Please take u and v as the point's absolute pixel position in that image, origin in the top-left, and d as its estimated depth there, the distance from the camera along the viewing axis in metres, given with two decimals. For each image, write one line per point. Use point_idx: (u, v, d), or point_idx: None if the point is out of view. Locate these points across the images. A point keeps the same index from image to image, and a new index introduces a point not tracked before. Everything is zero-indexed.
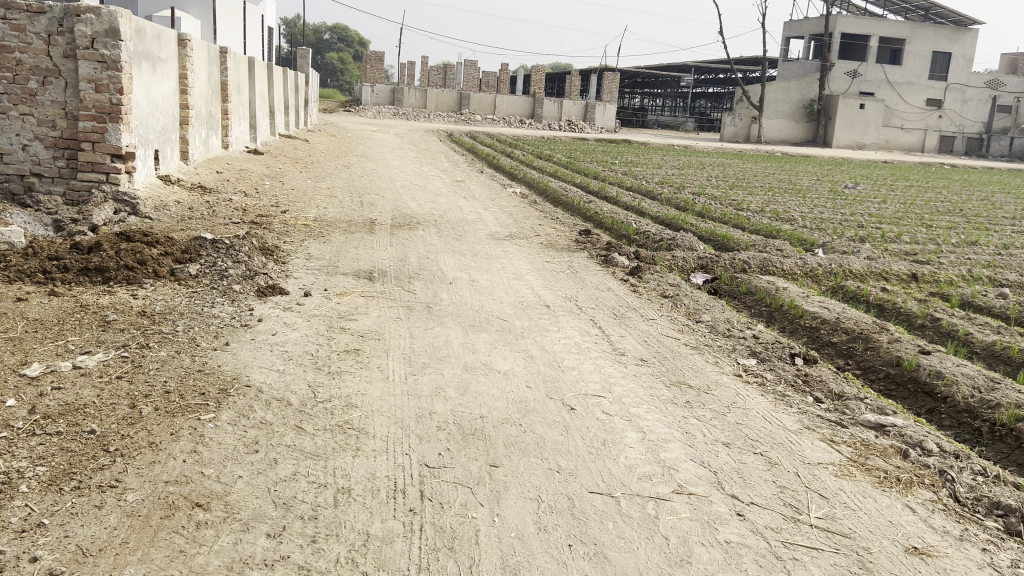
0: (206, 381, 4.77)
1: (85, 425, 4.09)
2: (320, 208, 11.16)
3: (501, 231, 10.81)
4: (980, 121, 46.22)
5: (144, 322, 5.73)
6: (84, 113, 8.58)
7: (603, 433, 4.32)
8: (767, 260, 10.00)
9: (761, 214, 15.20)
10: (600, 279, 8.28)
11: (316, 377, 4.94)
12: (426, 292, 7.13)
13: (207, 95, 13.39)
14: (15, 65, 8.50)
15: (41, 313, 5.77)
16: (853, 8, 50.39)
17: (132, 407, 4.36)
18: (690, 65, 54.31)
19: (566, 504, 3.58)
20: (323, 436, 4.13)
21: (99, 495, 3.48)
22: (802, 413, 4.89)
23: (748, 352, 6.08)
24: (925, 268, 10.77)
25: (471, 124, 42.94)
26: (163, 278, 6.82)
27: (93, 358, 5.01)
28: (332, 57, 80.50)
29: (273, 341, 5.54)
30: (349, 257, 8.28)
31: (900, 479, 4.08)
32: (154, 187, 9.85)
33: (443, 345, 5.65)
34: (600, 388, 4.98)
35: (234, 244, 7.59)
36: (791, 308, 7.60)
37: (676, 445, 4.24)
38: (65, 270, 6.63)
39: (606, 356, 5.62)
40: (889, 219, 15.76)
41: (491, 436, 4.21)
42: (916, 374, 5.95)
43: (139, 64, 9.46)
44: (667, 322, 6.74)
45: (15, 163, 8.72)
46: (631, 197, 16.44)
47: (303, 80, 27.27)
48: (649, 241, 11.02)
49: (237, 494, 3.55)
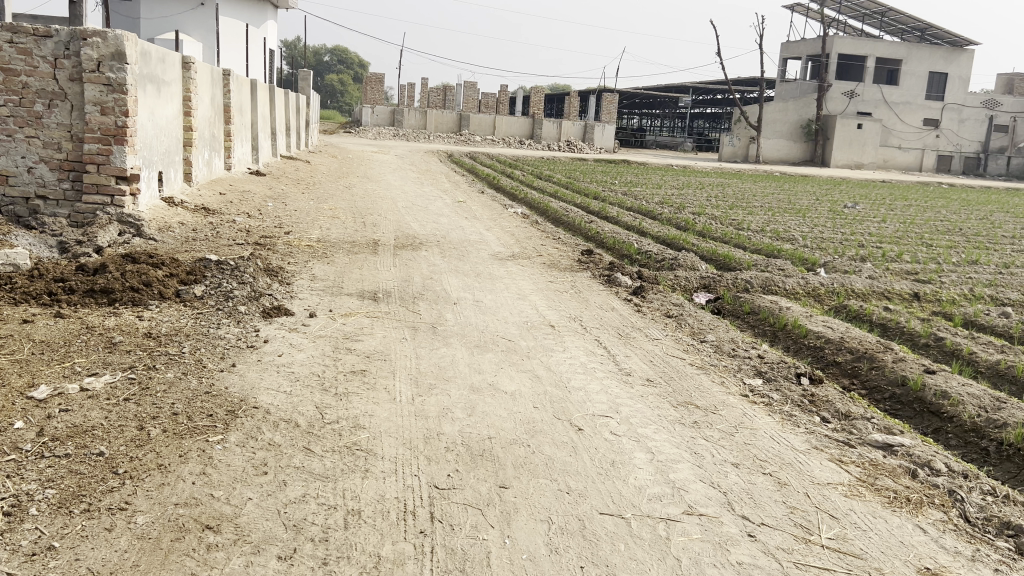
0: (214, 403, 4.76)
1: (94, 447, 4.09)
2: (323, 228, 11.21)
3: (503, 251, 10.83)
4: (978, 140, 46.65)
5: (151, 344, 5.74)
6: (90, 135, 8.64)
7: (612, 454, 4.32)
8: (770, 280, 10.03)
9: (762, 233, 15.25)
10: (604, 298, 8.30)
11: (323, 398, 4.92)
12: (431, 312, 7.14)
13: (211, 118, 13.47)
14: (22, 88, 8.57)
15: (48, 335, 5.78)
16: (850, 29, 50.71)
17: (139, 429, 4.36)
18: (688, 86, 54.70)
19: (577, 525, 3.57)
20: (332, 457, 4.13)
21: (109, 517, 3.48)
22: (809, 433, 4.89)
23: (754, 371, 6.09)
24: (927, 287, 10.80)
25: (470, 145, 43.16)
26: (168, 299, 6.83)
27: (100, 380, 5.01)
28: (332, 78, 81.56)
29: (279, 362, 5.56)
30: (354, 277, 8.30)
31: (911, 499, 4.07)
32: (157, 209, 9.87)
33: (449, 365, 5.66)
34: (608, 408, 4.98)
35: (239, 265, 7.62)
36: (795, 327, 7.61)
37: (685, 465, 4.24)
38: (70, 291, 6.65)
39: (613, 376, 5.63)
40: (889, 238, 15.80)
41: (499, 457, 4.21)
42: (923, 394, 5.95)
43: (143, 87, 9.54)
44: (672, 341, 6.75)
45: (21, 186, 8.77)
46: (632, 217, 16.49)
47: (305, 102, 27.47)
48: (651, 261, 11.08)
49: (247, 516, 3.54)
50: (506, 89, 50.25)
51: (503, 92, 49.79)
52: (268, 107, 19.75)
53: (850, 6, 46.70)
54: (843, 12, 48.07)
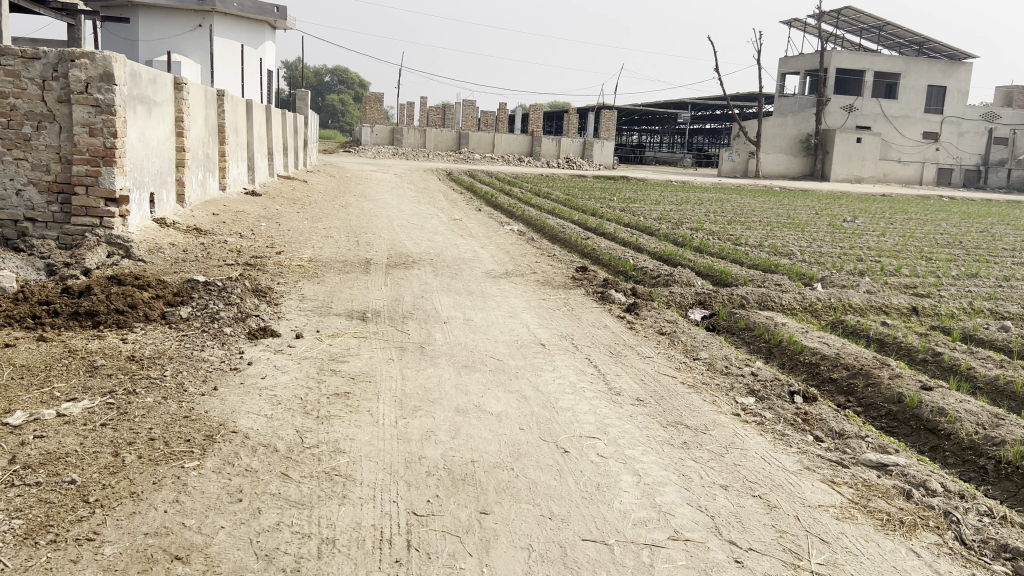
0: (192, 428, 4.66)
1: (65, 475, 3.99)
2: (316, 248, 11.14)
3: (497, 269, 10.75)
4: (978, 153, 46.68)
5: (133, 367, 5.65)
6: (79, 157, 8.59)
7: (598, 477, 4.21)
8: (766, 295, 9.93)
9: (760, 248, 15.17)
10: (597, 316, 8.21)
11: (304, 422, 4.82)
12: (420, 332, 7.05)
13: (204, 138, 13.43)
14: (10, 111, 8.53)
15: (29, 359, 5.69)
16: (847, 44, 50.84)
17: (114, 455, 4.26)
18: (687, 102, 54.85)
19: (558, 552, 3.47)
20: (309, 483, 4.03)
21: (75, 549, 3.38)
22: (801, 453, 4.78)
23: (747, 390, 5.97)
24: (925, 301, 10.70)
25: (470, 163, 43.21)
26: (154, 321, 6.75)
27: (78, 405, 4.91)
28: (332, 98, 82.20)
29: (262, 385, 5.46)
30: (343, 297, 8.22)
31: (904, 521, 3.95)
32: (148, 230, 9.81)
33: (436, 387, 5.55)
34: (595, 429, 4.88)
35: (226, 285, 7.54)
36: (790, 344, 7.52)
37: (672, 488, 4.13)
38: (54, 314, 6.56)
39: (602, 396, 5.51)
40: (887, 252, 15.71)
41: (482, 481, 4.10)
42: (919, 411, 5.84)
43: (133, 107, 9.49)
44: (664, 359, 6.64)
45: (9, 209, 8.69)
46: (629, 233, 16.43)
47: (303, 123, 27.53)
48: (646, 277, 10.99)
49: (218, 546, 3.44)
50: (505, 107, 50.38)
51: (502, 109, 49.93)
52: (264, 127, 19.72)
53: (846, 21, 46.88)
54: (841, 27, 48.20)
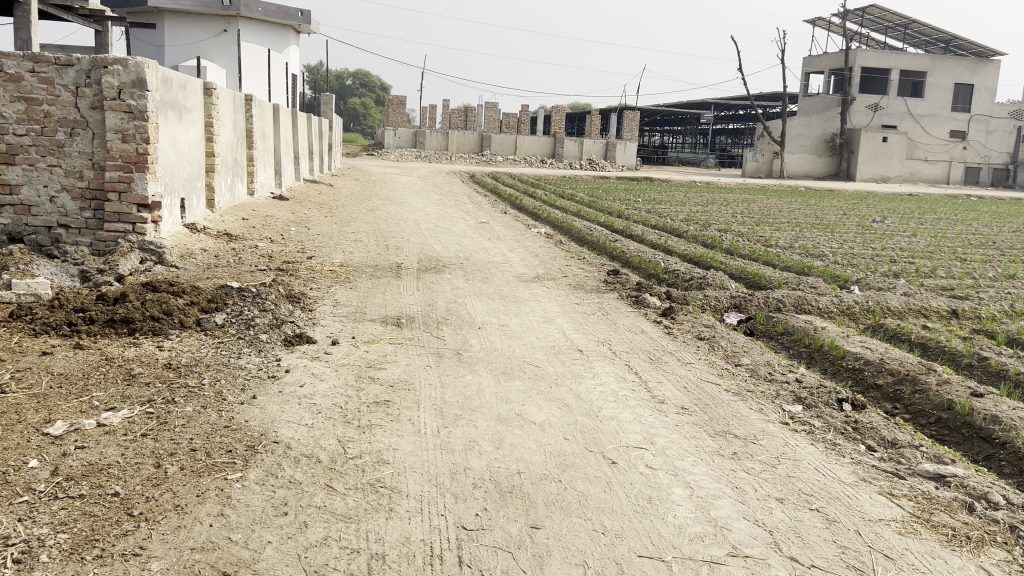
0: (233, 438, 4.60)
1: (109, 487, 3.95)
2: (346, 252, 11.09)
3: (528, 273, 10.65)
4: (1007, 151, 45.76)
5: (171, 375, 5.61)
6: (112, 163, 8.59)
7: (649, 489, 4.10)
8: (802, 299, 9.76)
9: (791, 250, 14.97)
10: (633, 321, 8.08)
11: (345, 432, 4.75)
12: (456, 338, 6.96)
13: (233, 143, 13.45)
14: (44, 117, 8.55)
15: (67, 367, 5.67)
16: (873, 42, 50.30)
17: (156, 467, 4.21)
18: (711, 102, 54.52)
19: (614, 569, 3.36)
20: (355, 496, 3.95)
21: (122, 564, 3.31)
22: (856, 464, 4.64)
23: (793, 397, 5.83)
24: (965, 303, 10.48)
25: (493, 165, 43.18)
26: (189, 328, 6.71)
27: (118, 414, 4.87)
28: (354, 102, 82.70)
29: (301, 393, 5.39)
30: (376, 302, 8.15)
31: (971, 536, 3.80)
32: (180, 236, 9.82)
33: (476, 395, 5.46)
34: (642, 439, 4.76)
35: (260, 291, 7.51)
36: (832, 349, 7.36)
37: (727, 501, 4.01)
38: (90, 321, 6.55)
39: (646, 405, 5.40)
40: (920, 253, 15.42)
41: (530, 494, 4.00)
42: (971, 419, 5.68)
43: (164, 113, 9.48)
44: (705, 366, 6.51)
45: (43, 216, 8.74)
46: (657, 235, 16.29)
47: (327, 127, 27.56)
48: (679, 280, 10.84)
49: (266, 562, 3.36)
50: (527, 109, 50.32)
51: (524, 112, 49.87)
52: (290, 131, 19.76)
53: (872, 19, 46.34)
54: (866, 26, 47.70)
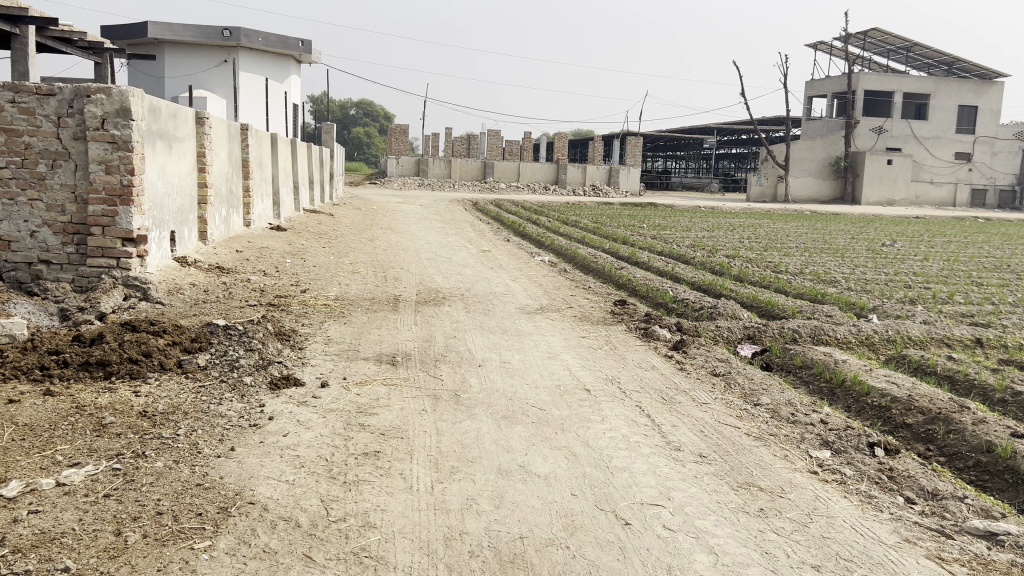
0: (205, 498, 4.15)
1: (58, 561, 3.49)
2: (343, 285, 10.66)
3: (532, 304, 10.22)
4: (1013, 172, 45.20)
5: (144, 425, 5.16)
6: (95, 196, 8.20)
7: (668, 557, 3.64)
8: (819, 328, 9.30)
9: (802, 277, 14.51)
10: (642, 356, 7.64)
11: (330, 489, 4.30)
12: (454, 378, 6.51)
13: (227, 173, 13.10)
14: (24, 149, 8.20)
15: (33, 417, 5.22)
16: (876, 66, 50.17)
17: (116, 535, 3.75)
18: (714, 127, 54.34)
19: None
20: (336, 569, 3.49)
21: None
22: (897, 521, 4.16)
23: (820, 442, 5.35)
24: (988, 331, 9.99)
25: (496, 193, 42.90)
26: (169, 370, 6.28)
27: (81, 471, 4.43)
28: (357, 132, 82.95)
29: (284, 444, 4.95)
30: (371, 339, 7.71)
31: None
32: (168, 270, 9.42)
33: (475, 443, 5.01)
34: (658, 495, 4.30)
35: (247, 330, 7.09)
36: (855, 384, 6.88)
37: (757, 569, 3.55)
38: (64, 365, 6.12)
39: (661, 453, 4.94)
40: (935, 278, 14.93)
41: (534, 565, 3.54)
42: (1014, 463, 5.19)
43: (152, 142, 9.12)
44: (723, 406, 6.05)
45: (24, 251, 8.34)
46: (663, 262, 15.86)
47: (328, 156, 27.20)
48: (689, 310, 10.42)
49: None
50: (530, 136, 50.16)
51: (527, 139, 49.77)
52: (290, 161, 19.43)
53: (874, 42, 46.23)
54: (868, 49, 47.61)
